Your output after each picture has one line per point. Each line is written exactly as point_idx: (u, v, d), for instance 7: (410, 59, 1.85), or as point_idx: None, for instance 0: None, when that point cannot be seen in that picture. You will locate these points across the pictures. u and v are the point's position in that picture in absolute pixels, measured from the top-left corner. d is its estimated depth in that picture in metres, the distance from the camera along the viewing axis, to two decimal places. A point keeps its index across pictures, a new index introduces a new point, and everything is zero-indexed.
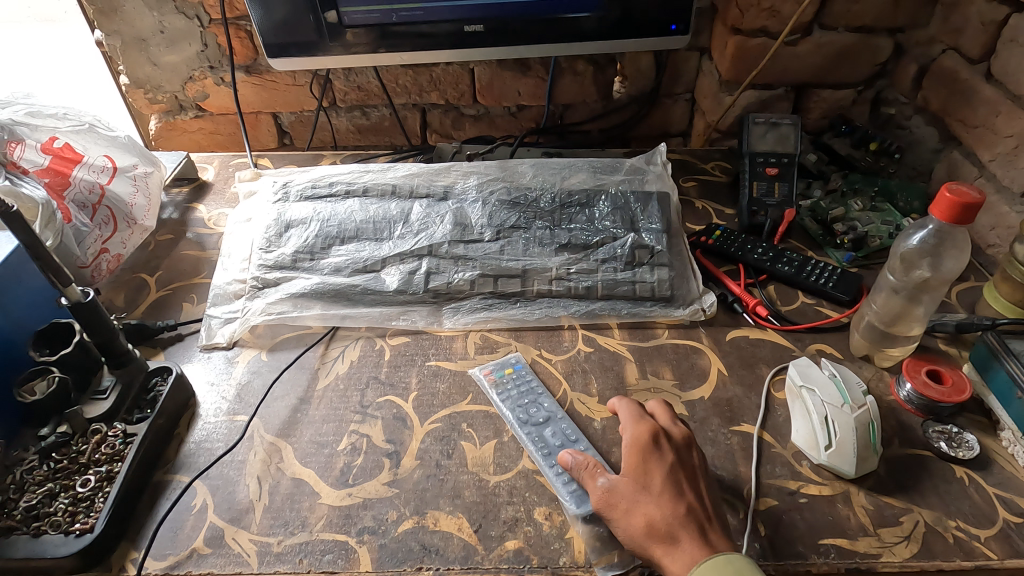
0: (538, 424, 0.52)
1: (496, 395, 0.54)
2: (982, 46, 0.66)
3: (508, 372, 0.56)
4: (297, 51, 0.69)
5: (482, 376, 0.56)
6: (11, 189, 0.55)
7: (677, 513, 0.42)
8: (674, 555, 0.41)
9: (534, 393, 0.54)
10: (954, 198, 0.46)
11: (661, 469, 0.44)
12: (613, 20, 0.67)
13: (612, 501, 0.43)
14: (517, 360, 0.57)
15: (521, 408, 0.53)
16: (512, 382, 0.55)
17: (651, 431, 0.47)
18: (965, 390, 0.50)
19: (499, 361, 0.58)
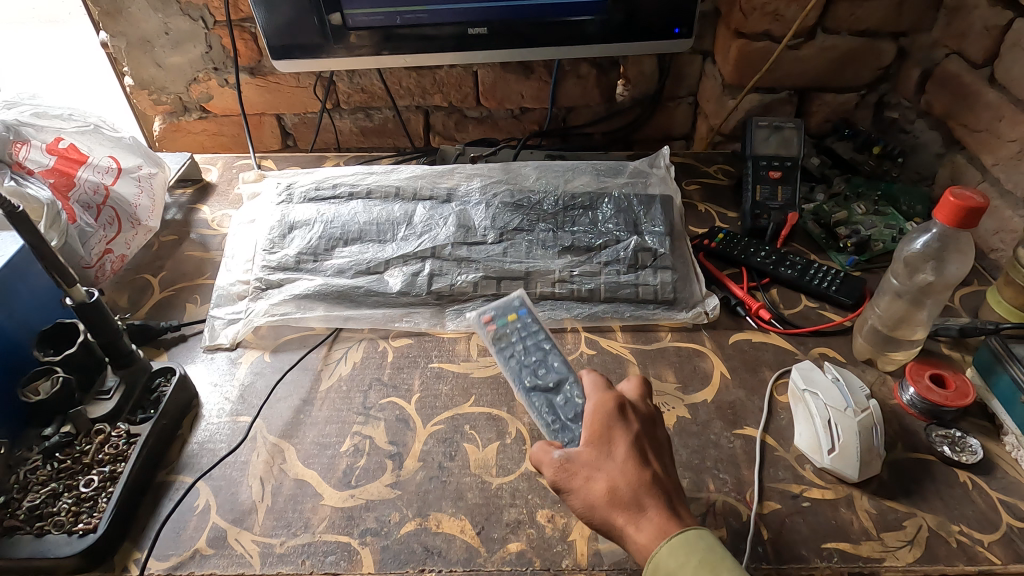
0: (544, 381, 0.51)
1: (500, 350, 0.54)
2: (986, 51, 0.66)
3: (511, 319, 0.55)
4: (301, 53, 0.69)
5: (483, 324, 0.55)
6: (16, 190, 0.55)
7: (640, 480, 0.40)
8: (637, 523, 0.39)
9: (540, 351, 0.53)
10: (957, 201, 0.46)
11: (624, 435, 0.43)
12: (617, 23, 0.67)
13: (570, 471, 0.41)
14: (519, 306, 0.56)
15: (526, 366, 0.52)
16: (515, 331, 0.55)
17: (614, 398, 0.45)
18: (968, 394, 0.50)
19: (502, 304, 0.57)
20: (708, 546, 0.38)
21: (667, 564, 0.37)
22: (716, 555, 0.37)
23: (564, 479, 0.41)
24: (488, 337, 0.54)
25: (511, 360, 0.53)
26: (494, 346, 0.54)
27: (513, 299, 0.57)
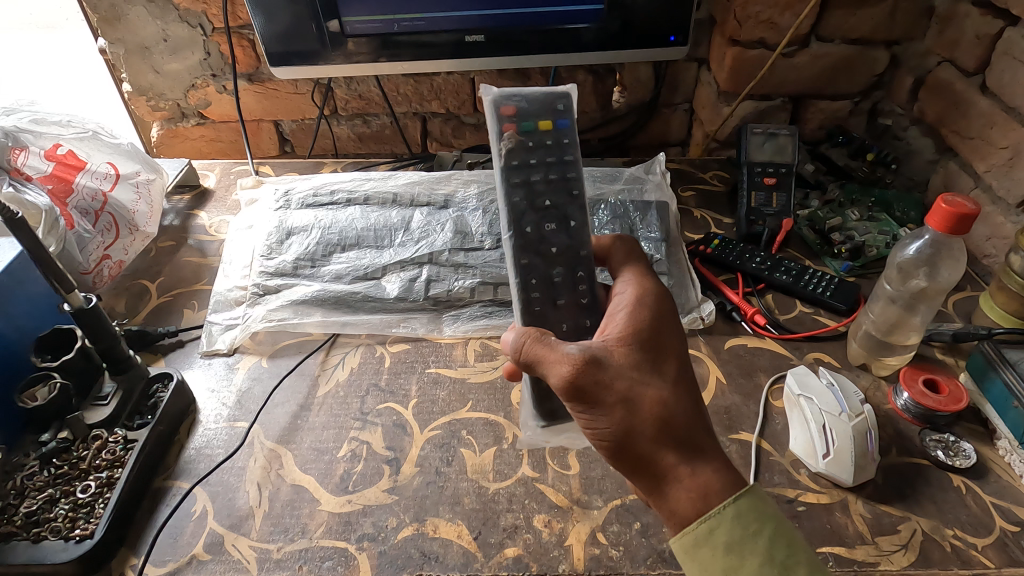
0: (547, 247, 0.47)
1: (511, 172, 0.48)
2: (977, 59, 0.66)
3: (542, 126, 0.49)
4: (299, 60, 0.70)
5: (505, 106, 0.49)
6: (15, 196, 0.56)
7: (693, 413, 0.39)
8: (689, 461, 0.38)
9: (557, 205, 0.48)
10: (949, 208, 0.47)
11: (672, 359, 0.41)
12: (614, 31, 0.67)
13: (614, 386, 0.38)
14: (560, 113, 0.50)
15: (536, 216, 0.47)
16: (539, 137, 0.49)
17: (655, 314, 0.42)
18: (961, 399, 0.51)
19: (540, 102, 0.50)
20: (774, 521, 0.38)
21: (726, 531, 0.37)
22: (782, 533, 0.37)
23: (606, 391, 0.38)
24: (501, 145, 0.48)
25: (520, 189, 0.47)
26: (503, 162, 0.48)
27: (556, 102, 0.50)
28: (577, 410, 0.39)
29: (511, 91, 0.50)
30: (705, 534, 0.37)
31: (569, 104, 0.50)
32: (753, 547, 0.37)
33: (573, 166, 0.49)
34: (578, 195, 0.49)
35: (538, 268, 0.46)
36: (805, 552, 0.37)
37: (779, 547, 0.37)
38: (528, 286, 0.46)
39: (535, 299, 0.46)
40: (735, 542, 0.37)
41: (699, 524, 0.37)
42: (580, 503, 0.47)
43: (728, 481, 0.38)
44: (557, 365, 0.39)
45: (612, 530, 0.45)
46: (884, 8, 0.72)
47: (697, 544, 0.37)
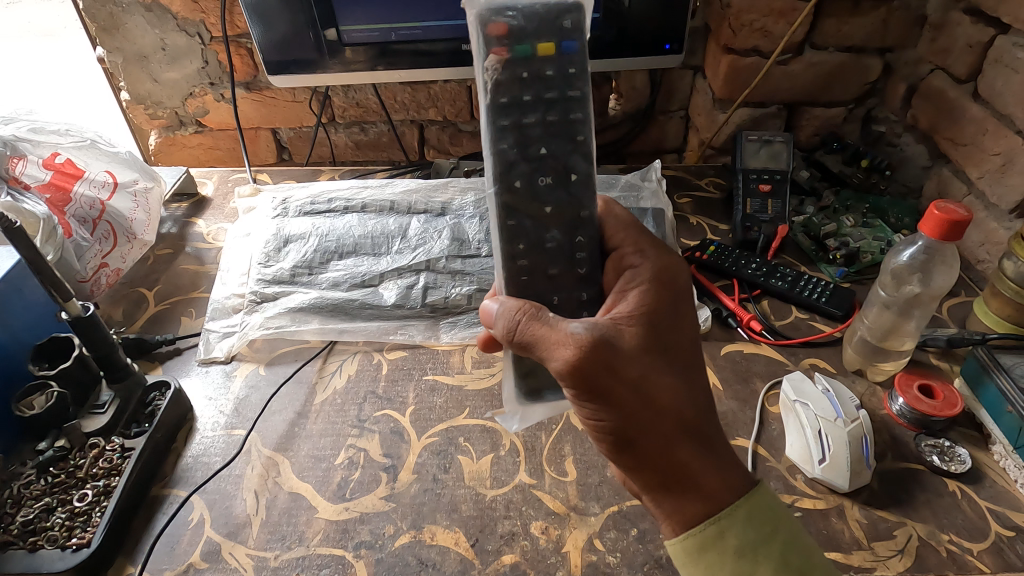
0: (539, 205, 0.43)
1: (501, 112, 0.42)
2: (969, 66, 0.67)
3: (542, 50, 0.42)
4: (297, 68, 0.70)
5: (494, 25, 0.42)
6: (13, 205, 0.56)
7: (700, 405, 0.40)
8: (699, 454, 0.39)
9: (555, 154, 0.43)
10: (942, 215, 0.47)
11: (679, 346, 0.41)
12: (609, 39, 0.68)
13: (625, 373, 0.37)
14: (567, 32, 0.43)
15: (530, 166, 0.43)
16: (534, 65, 0.42)
17: (662, 296, 0.42)
18: (956, 404, 0.51)
19: (540, 19, 0.42)
20: (784, 525, 0.38)
21: (737, 534, 0.37)
22: (793, 538, 0.38)
23: (617, 377, 0.37)
24: (487, 77, 0.42)
25: (510, 134, 0.42)
26: (489, 100, 0.42)
27: (563, 18, 0.42)
28: (582, 395, 0.38)
29: (504, 2, 0.42)
30: (715, 537, 0.38)
31: (579, 20, 0.43)
32: (764, 550, 0.37)
33: (578, 103, 0.43)
34: (582, 140, 0.43)
35: (529, 232, 0.44)
36: (816, 557, 0.38)
37: (791, 551, 0.37)
38: (515, 259, 0.44)
39: (523, 267, 0.44)
40: (746, 545, 0.37)
41: (708, 525, 0.38)
42: (578, 510, 0.47)
43: (735, 477, 0.39)
44: (563, 348, 0.37)
45: (609, 536, 0.45)
46: (877, 15, 0.73)
47: (708, 545, 0.38)
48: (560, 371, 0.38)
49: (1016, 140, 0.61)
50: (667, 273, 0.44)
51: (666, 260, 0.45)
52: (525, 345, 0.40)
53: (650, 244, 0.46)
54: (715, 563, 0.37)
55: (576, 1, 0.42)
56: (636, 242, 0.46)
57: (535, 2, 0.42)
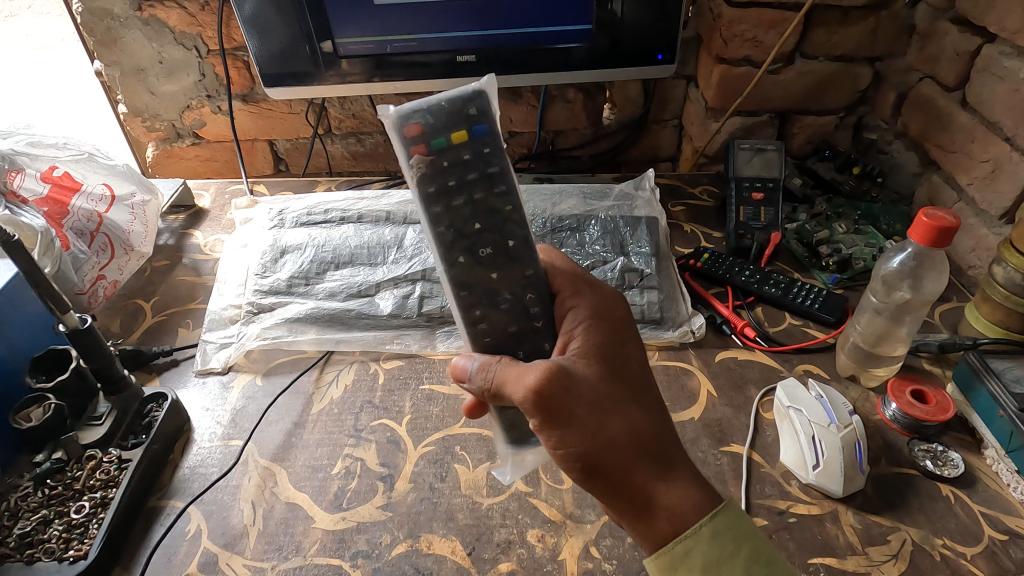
0: (487, 273, 0.45)
1: (431, 201, 0.43)
2: (957, 74, 0.68)
3: (456, 139, 0.43)
4: (293, 80, 0.71)
5: (403, 128, 0.42)
6: (10, 219, 0.56)
7: (658, 427, 0.40)
8: (660, 475, 0.39)
9: (489, 226, 0.44)
10: (930, 222, 0.48)
11: (633, 373, 0.42)
12: (602, 49, 0.69)
13: (579, 400, 0.39)
14: (475, 118, 0.44)
15: (469, 241, 0.44)
16: (452, 153, 0.43)
17: (612, 329, 0.43)
18: (948, 409, 0.51)
19: (445, 112, 0.43)
20: (751, 539, 0.38)
21: (703, 552, 0.37)
22: (760, 552, 0.37)
23: (572, 405, 0.38)
24: (412, 175, 0.43)
25: (444, 219, 0.43)
26: (419, 196, 0.43)
27: (468, 106, 0.44)
28: (542, 427, 0.39)
29: (411, 104, 0.42)
30: (682, 556, 0.37)
31: (484, 104, 0.44)
32: (729, 567, 0.37)
33: (499, 177, 0.44)
34: (511, 209, 0.45)
35: (483, 297, 0.45)
36: (783, 569, 0.37)
37: (757, 566, 0.37)
38: (473, 319, 0.45)
39: (483, 330, 0.45)
40: (712, 563, 0.37)
41: (675, 545, 0.37)
42: (574, 517, 0.47)
43: (702, 495, 0.39)
44: (521, 382, 0.39)
45: (604, 544, 0.46)
46: (866, 25, 0.74)
47: (675, 566, 0.37)
48: (520, 404, 0.39)
49: (1004, 147, 0.62)
50: (616, 307, 0.45)
51: (615, 294, 0.46)
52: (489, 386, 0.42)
53: (595, 280, 0.47)
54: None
55: (478, 88, 0.44)
56: (578, 281, 0.46)
57: (437, 98, 0.43)
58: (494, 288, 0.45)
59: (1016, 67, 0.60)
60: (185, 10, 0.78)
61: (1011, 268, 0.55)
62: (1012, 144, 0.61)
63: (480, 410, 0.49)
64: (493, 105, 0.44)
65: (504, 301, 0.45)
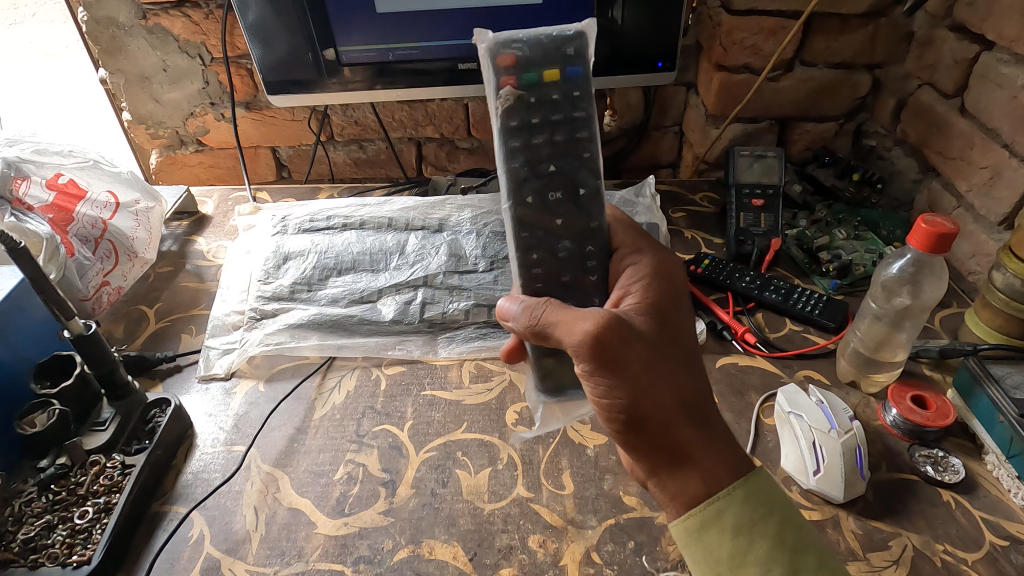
0: (551, 218, 0.46)
1: (511, 134, 0.45)
2: (955, 81, 0.68)
3: (548, 76, 0.45)
4: (295, 88, 0.72)
5: (502, 57, 0.44)
6: (16, 225, 0.57)
7: (702, 389, 0.41)
8: (700, 434, 0.40)
9: (563, 169, 0.45)
10: (929, 228, 0.48)
11: (684, 333, 0.43)
12: (603, 57, 0.69)
13: (635, 348, 0.39)
14: (570, 59, 0.45)
15: (540, 182, 0.45)
16: (544, 90, 0.45)
17: (667, 289, 0.45)
18: (948, 415, 0.52)
19: (544, 48, 0.45)
20: (783, 506, 0.39)
21: (735, 513, 0.38)
22: (791, 520, 0.38)
23: (629, 353, 0.39)
24: (498, 104, 0.45)
25: (520, 154, 0.45)
26: (502, 125, 0.45)
27: (565, 46, 0.45)
28: (592, 372, 0.39)
29: (510, 35, 0.45)
30: (713, 517, 0.39)
31: (581, 47, 0.46)
32: (760, 529, 0.38)
33: (583, 123, 0.46)
34: (588, 157, 0.46)
35: (542, 242, 0.46)
36: (812, 538, 0.38)
37: (788, 531, 0.38)
38: (530, 262, 0.46)
39: (538, 274, 0.46)
40: (743, 524, 0.38)
41: (707, 505, 0.39)
42: (575, 523, 0.47)
43: (737, 461, 0.40)
44: (575, 329, 0.40)
45: (606, 549, 0.46)
46: (865, 32, 0.74)
47: (705, 526, 0.39)
48: (575, 348, 0.40)
49: (1002, 153, 0.62)
50: (673, 271, 0.47)
51: (673, 260, 0.48)
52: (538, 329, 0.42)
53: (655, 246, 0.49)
54: (712, 543, 0.38)
55: (578, 30, 0.45)
56: (638, 244, 0.48)
57: (537, 35, 0.45)
58: (555, 234, 0.46)
59: (1014, 74, 0.60)
60: (190, 19, 0.79)
61: (1011, 274, 0.55)
62: (1010, 151, 0.61)
63: (517, 355, 0.53)
64: (589, 51, 0.46)
65: (563, 249, 0.47)
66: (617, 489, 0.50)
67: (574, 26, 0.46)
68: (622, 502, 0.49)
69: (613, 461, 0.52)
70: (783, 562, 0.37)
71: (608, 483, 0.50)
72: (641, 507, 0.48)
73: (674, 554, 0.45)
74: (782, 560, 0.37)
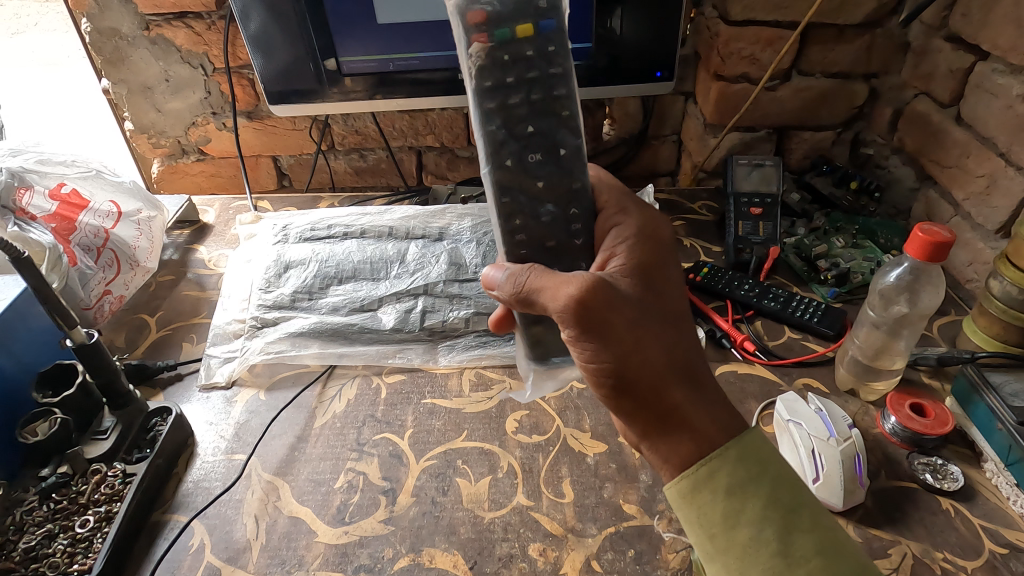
0: (532, 181, 0.45)
1: (485, 96, 0.43)
2: (951, 91, 0.69)
3: (521, 32, 0.42)
4: (297, 98, 0.72)
5: (470, 14, 0.41)
6: (19, 235, 0.57)
7: (691, 349, 0.42)
8: (690, 394, 0.40)
9: (542, 130, 0.44)
10: (926, 237, 0.48)
11: (670, 295, 0.43)
12: (601, 67, 0.70)
13: (621, 312, 0.40)
14: (544, 12, 0.43)
15: (519, 145, 0.44)
16: (518, 47, 0.42)
17: (653, 251, 0.45)
18: (946, 423, 0.52)
19: (516, 1, 0.42)
20: (776, 465, 0.39)
21: (727, 474, 0.38)
22: (784, 478, 0.38)
23: (614, 317, 0.39)
24: (470, 64, 0.42)
25: (497, 116, 0.43)
26: (475, 85, 0.43)
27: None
28: (579, 335, 0.40)
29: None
30: (706, 478, 0.38)
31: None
32: (753, 489, 0.37)
33: (560, 80, 0.44)
34: (568, 116, 0.45)
35: (525, 207, 0.46)
36: (805, 496, 0.38)
37: (781, 489, 0.38)
38: (513, 230, 0.46)
39: (522, 241, 0.47)
40: (736, 484, 0.38)
41: (700, 466, 0.39)
42: (575, 531, 0.48)
43: (729, 420, 0.40)
44: (560, 293, 0.40)
45: (606, 558, 0.46)
46: (862, 42, 0.75)
47: (698, 487, 0.38)
48: (560, 314, 0.40)
49: (998, 163, 0.63)
50: (659, 233, 0.47)
51: (659, 221, 0.48)
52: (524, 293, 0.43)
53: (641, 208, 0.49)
54: (705, 504, 0.38)
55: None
56: (624, 206, 0.49)
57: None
58: (538, 197, 0.46)
59: (1008, 84, 0.61)
60: (192, 30, 0.80)
61: (1008, 282, 0.55)
62: (1006, 160, 0.62)
63: (507, 323, 0.53)
64: (564, 1, 0.43)
65: (546, 214, 0.46)
66: (617, 497, 0.50)
67: None
68: (622, 510, 0.49)
69: (612, 469, 0.52)
70: (777, 521, 0.37)
71: (607, 491, 0.50)
72: (641, 515, 0.48)
73: (673, 562, 0.45)
74: (775, 519, 0.37)
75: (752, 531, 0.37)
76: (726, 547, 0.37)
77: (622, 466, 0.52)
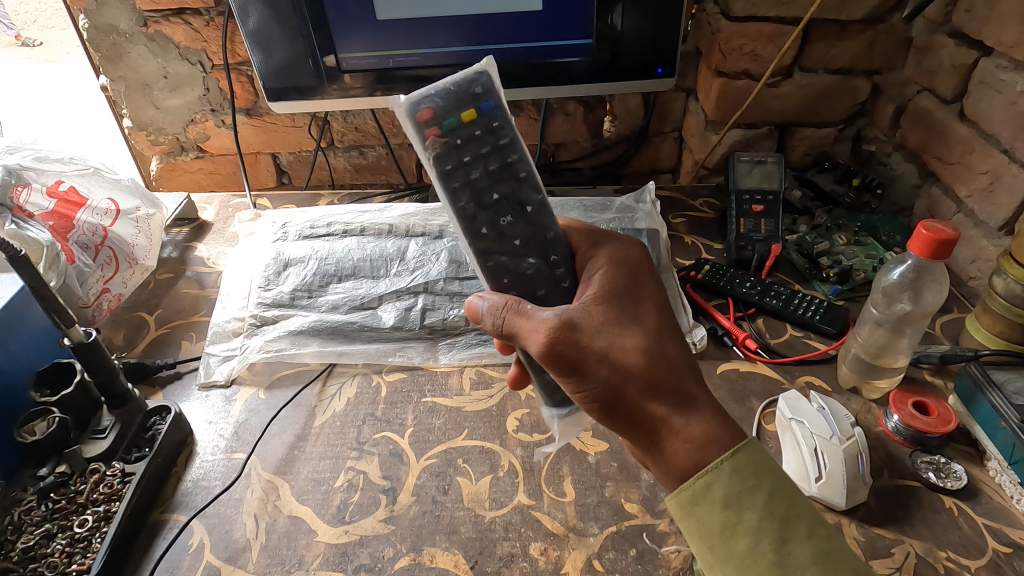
0: (509, 241, 0.46)
1: (448, 178, 0.45)
2: (955, 87, 0.68)
3: (466, 117, 0.45)
4: (296, 94, 0.72)
5: (416, 114, 0.44)
6: (17, 232, 0.57)
7: (675, 362, 0.41)
8: (677, 408, 0.40)
9: (507, 195, 0.46)
10: (929, 234, 0.48)
11: (650, 314, 0.43)
12: (603, 63, 0.69)
13: (594, 344, 0.40)
14: (481, 96, 0.46)
15: (489, 212, 0.46)
16: (468, 127, 0.45)
17: (628, 275, 0.46)
18: (950, 421, 0.52)
19: (454, 93, 0.45)
20: (774, 476, 0.38)
21: (724, 486, 0.38)
22: (782, 489, 0.38)
23: (587, 352, 0.40)
24: (429, 156, 0.44)
25: (464, 192, 0.45)
26: (437, 171, 0.45)
27: (472, 86, 0.46)
28: (561, 370, 0.40)
29: (421, 91, 0.44)
30: (703, 490, 0.38)
31: (487, 83, 0.46)
32: (750, 500, 0.37)
33: (510, 147, 0.46)
34: (526, 175, 0.47)
35: (509, 266, 0.46)
36: (803, 505, 0.38)
37: (778, 501, 0.37)
38: (504, 287, 0.46)
39: (509, 282, 0.46)
40: (733, 496, 0.37)
41: (697, 480, 0.38)
42: (576, 531, 0.47)
43: (724, 431, 0.40)
44: (536, 332, 0.41)
45: (608, 557, 0.46)
46: (864, 38, 0.74)
47: (696, 500, 0.38)
48: (538, 356, 0.41)
49: (1002, 159, 0.62)
50: (634, 255, 0.48)
51: (633, 245, 0.49)
52: (504, 332, 0.43)
53: (613, 235, 0.49)
54: (703, 516, 0.38)
55: (479, 69, 0.46)
56: (595, 236, 0.49)
57: (443, 83, 0.45)
58: (518, 254, 0.46)
59: (1012, 80, 0.61)
60: (191, 26, 0.79)
61: (1011, 280, 0.55)
62: (1010, 157, 0.62)
63: (524, 379, 0.52)
64: (495, 84, 0.47)
65: (529, 266, 0.46)
66: (618, 496, 0.49)
67: (474, 66, 0.46)
68: (623, 510, 0.49)
69: (614, 468, 0.52)
70: (774, 533, 0.36)
71: (609, 490, 0.50)
72: (642, 515, 0.48)
73: (675, 562, 0.45)
74: (772, 532, 0.36)
75: (749, 544, 0.36)
76: (725, 559, 0.37)
77: (623, 465, 0.52)
